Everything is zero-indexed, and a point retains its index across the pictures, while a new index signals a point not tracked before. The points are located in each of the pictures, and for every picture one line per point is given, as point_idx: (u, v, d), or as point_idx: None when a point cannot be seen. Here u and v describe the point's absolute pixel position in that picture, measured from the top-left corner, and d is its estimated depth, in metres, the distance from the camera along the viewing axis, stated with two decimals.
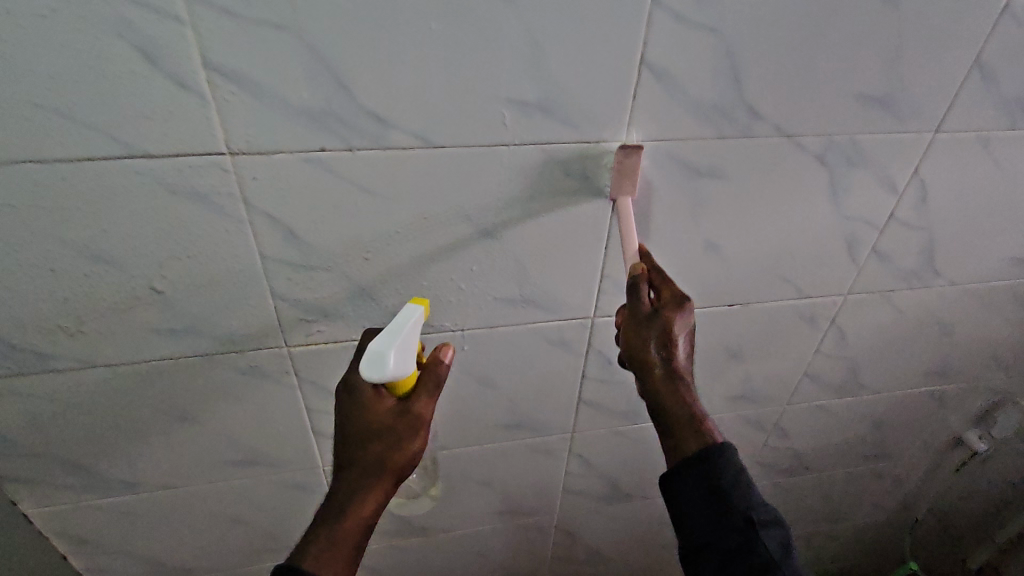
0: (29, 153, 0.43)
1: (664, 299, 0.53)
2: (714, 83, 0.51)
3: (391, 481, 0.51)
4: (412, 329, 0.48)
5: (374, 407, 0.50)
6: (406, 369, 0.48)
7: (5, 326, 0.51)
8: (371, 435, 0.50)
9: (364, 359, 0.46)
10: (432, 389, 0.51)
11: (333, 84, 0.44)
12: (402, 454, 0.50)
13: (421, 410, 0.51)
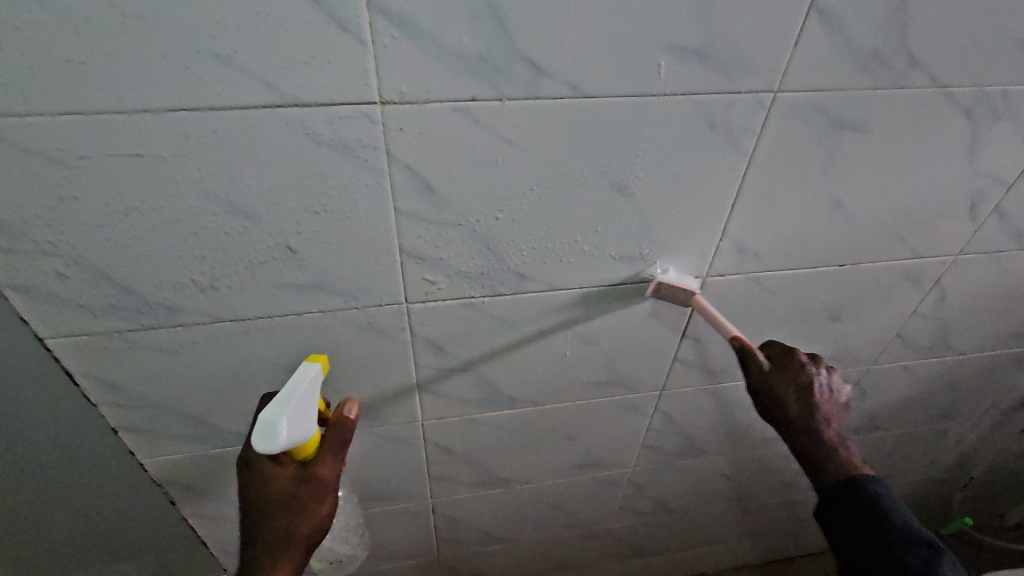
0: (184, 101, 0.41)
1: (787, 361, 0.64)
2: (880, 28, 0.47)
3: (298, 549, 0.55)
4: (301, 395, 0.51)
5: (276, 476, 0.54)
6: (296, 434, 0.49)
7: (141, 281, 0.51)
8: (284, 503, 0.54)
9: (256, 429, 0.47)
10: (332, 453, 0.55)
11: (494, 28, 0.42)
12: (303, 521, 0.55)
13: (324, 474, 0.54)
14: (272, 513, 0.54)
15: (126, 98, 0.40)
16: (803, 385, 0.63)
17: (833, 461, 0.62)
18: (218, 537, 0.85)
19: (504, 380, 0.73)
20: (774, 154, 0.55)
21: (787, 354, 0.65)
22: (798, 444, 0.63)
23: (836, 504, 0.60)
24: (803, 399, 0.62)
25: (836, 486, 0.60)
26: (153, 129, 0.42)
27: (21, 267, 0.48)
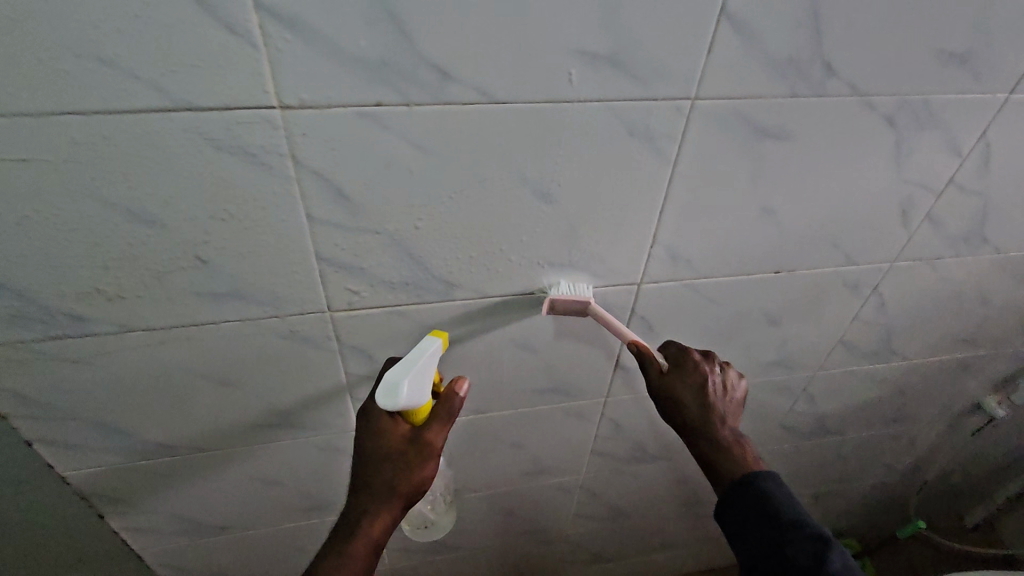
0: (66, 104, 0.39)
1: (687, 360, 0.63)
2: (794, 36, 0.47)
3: (399, 504, 0.54)
4: (426, 361, 0.51)
5: (387, 434, 0.54)
6: (418, 395, 0.50)
7: (41, 289, 0.49)
8: (383, 458, 0.53)
9: (380, 391, 0.48)
10: (444, 418, 0.53)
11: (393, 32, 0.41)
12: (410, 479, 0.53)
13: (431, 438, 0.53)
14: (378, 466, 0.53)
15: (2, 102, 0.39)
16: (700, 389, 0.61)
17: (729, 460, 0.58)
18: (155, 551, 0.83)
19: None
20: (698, 161, 0.54)
21: (683, 353, 0.65)
22: (699, 450, 0.60)
23: (732, 510, 0.57)
24: (700, 401, 0.60)
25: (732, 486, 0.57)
26: (35, 133, 0.40)
27: None
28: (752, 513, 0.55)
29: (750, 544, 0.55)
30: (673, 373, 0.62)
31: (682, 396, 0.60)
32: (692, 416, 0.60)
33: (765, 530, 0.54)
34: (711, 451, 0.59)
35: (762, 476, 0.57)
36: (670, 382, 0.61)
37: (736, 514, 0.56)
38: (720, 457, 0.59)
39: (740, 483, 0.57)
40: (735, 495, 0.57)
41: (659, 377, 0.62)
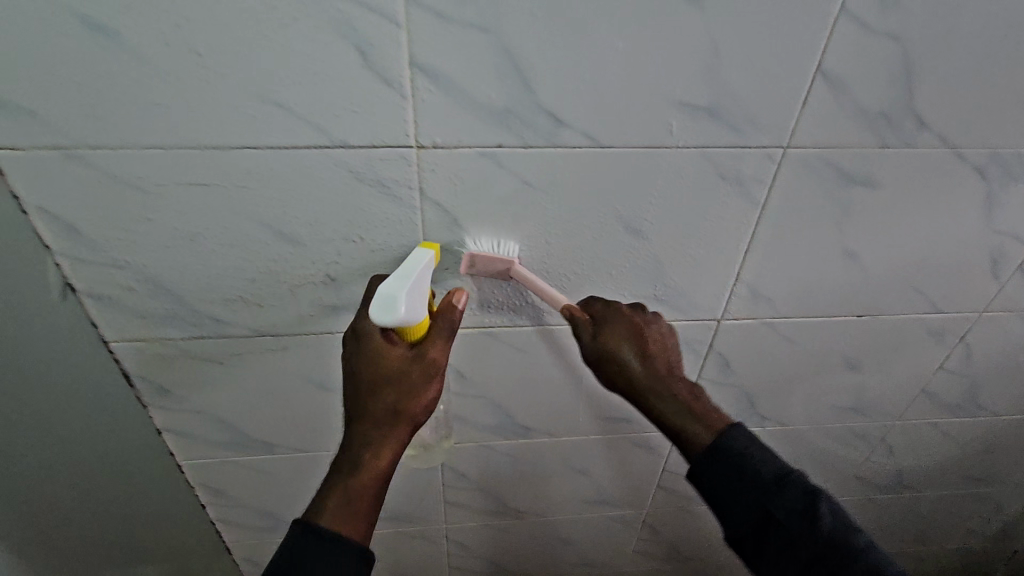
0: (247, 141, 0.47)
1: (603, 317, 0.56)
2: (887, 92, 0.50)
3: (404, 430, 0.49)
4: (418, 277, 0.47)
5: (381, 356, 0.49)
6: (416, 311, 0.46)
7: (197, 294, 0.57)
8: (383, 380, 0.48)
9: (374, 305, 0.44)
10: (447, 333, 0.50)
11: (520, 85, 0.47)
12: (417, 403, 0.49)
13: (435, 358, 0.49)
14: (379, 389, 0.48)
15: (201, 140, 0.47)
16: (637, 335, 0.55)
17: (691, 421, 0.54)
18: (241, 544, 0.89)
19: (520, 409, 0.75)
20: (785, 205, 0.57)
21: (605, 308, 0.57)
22: (654, 412, 0.54)
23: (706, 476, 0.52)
24: (641, 352, 0.55)
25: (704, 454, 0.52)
26: (219, 163, 0.48)
27: (99, 278, 0.55)
28: (754, 492, 0.50)
29: (730, 519, 0.51)
30: (607, 338, 0.55)
31: (619, 355, 0.54)
32: (644, 380, 0.54)
33: (754, 508, 0.50)
34: (678, 418, 0.54)
35: (760, 448, 0.52)
36: (610, 343, 0.55)
37: (715, 481, 0.51)
38: (689, 422, 0.54)
39: (728, 447, 0.52)
40: (716, 458, 0.51)
41: (591, 344, 0.55)
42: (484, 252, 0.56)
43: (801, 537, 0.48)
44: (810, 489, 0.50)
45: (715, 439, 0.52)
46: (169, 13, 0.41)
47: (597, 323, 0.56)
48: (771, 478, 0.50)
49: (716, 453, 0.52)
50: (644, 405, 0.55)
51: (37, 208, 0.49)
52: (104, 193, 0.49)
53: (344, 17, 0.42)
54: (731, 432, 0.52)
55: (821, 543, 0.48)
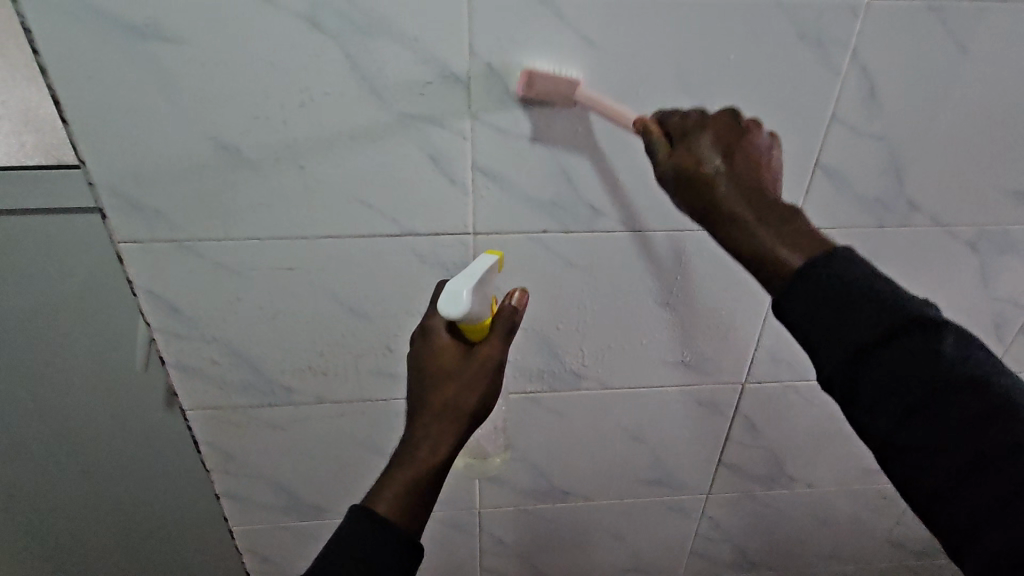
0: (332, 231, 0.55)
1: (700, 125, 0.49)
2: (879, 180, 0.58)
3: (462, 424, 0.46)
4: (485, 275, 0.47)
5: (442, 351, 0.47)
6: (481, 310, 0.46)
7: (272, 363, 0.64)
8: (443, 375, 0.46)
9: (442, 298, 0.44)
10: (507, 335, 0.48)
11: (564, 181, 0.55)
12: (475, 396, 0.46)
13: (494, 357, 0.47)
14: (439, 383, 0.46)
15: (294, 232, 0.55)
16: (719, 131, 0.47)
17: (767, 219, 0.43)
18: None
19: (557, 472, 0.79)
20: None
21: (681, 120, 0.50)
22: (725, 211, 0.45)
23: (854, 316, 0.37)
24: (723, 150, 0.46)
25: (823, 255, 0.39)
26: (306, 251, 0.56)
27: (189, 350, 0.62)
28: (854, 304, 0.37)
29: (849, 329, 0.37)
30: (687, 143, 0.48)
31: (708, 167, 0.46)
32: (727, 172, 0.45)
33: (853, 336, 0.37)
34: (752, 233, 0.43)
35: (857, 262, 0.39)
36: (695, 148, 0.47)
37: (807, 309, 0.39)
38: (772, 242, 0.42)
39: (828, 263, 0.39)
40: (799, 288, 0.39)
41: (666, 158, 0.48)
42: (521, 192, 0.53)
43: (921, 373, 0.36)
44: (917, 316, 0.36)
45: (824, 254, 0.39)
46: (283, 133, 0.50)
47: (674, 139, 0.49)
48: (880, 310, 0.37)
49: (800, 283, 0.39)
50: (720, 200, 0.45)
51: (148, 290, 0.57)
52: (206, 277, 0.57)
53: (420, 132, 0.51)
54: (824, 259, 0.39)
55: (951, 380, 0.35)
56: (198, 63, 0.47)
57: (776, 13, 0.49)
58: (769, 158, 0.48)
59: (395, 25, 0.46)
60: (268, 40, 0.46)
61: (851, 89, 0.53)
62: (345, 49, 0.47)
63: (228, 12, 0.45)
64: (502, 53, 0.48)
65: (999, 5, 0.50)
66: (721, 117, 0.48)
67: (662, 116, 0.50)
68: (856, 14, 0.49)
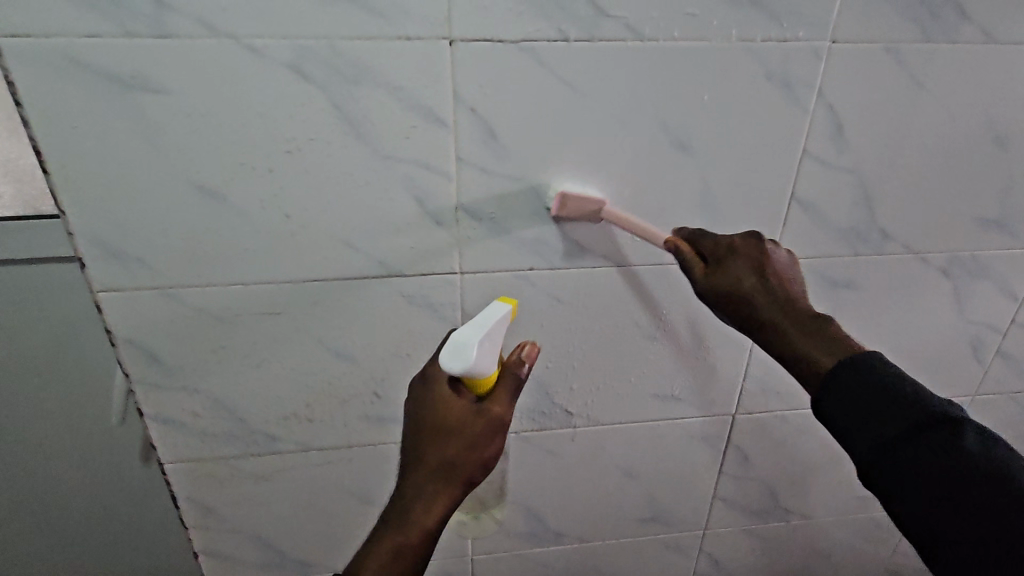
0: (318, 274, 0.55)
1: (728, 243, 0.52)
2: (852, 212, 0.60)
3: (459, 485, 0.45)
4: (497, 327, 0.46)
5: (446, 406, 0.46)
6: (488, 364, 0.45)
7: (256, 411, 0.62)
8: (443, 432, 0.46)
9: (446, 349, 0.44)
10: (513, 394, 0.47)
11: (549, 220, 0.56)
12: (475, 457, 0.45)
13: (499, 413, 0.46)
14: (439, 441, 0.46)
15: (280, 277, 0.55)
16: (753, 262, 0.51)
17: (811, 341, 0.47)
18: None
19: (550, 513, 0.77)
20: None
21: (695, 234, 0.54)
22: (756, 321, 0.50)
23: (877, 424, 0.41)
24: (760, 276, 0.50)
25: (841, 364, 0.44)
26: (292, 295, 0.56)
27: (169, 401, 0.60)
28: (885, 413, 0.41)
29: (873, 430, 0.42)
30: (722, 268, 0.51)
31: (742, 286, 0.50)
32: (755, 292, 0.50)
33: (885, 433, 0.41)
34: (786, 339, 0.48)
35: (902, 375, 0.43)
36: (728, 272, 0.51)
37: (843, 413, 0.43)
38: (820, 353, 0.46)
39: (857, 374, 0.43)
40: (831, 388, 0.44)
41: (704, 282, 0.52)
42: (573, 194, 0.54)
43: (941, 464, 0.39)
44: (948, 417, 0.40)
45: (840, 363, 0.45)
46: (269, 181, 0.50)
47: (710, 261, 0.52)
48: (907, 415, 0.41)
49: (832, 391, 0.44)
50: (756, 316, 0.49)
51: (127, 340, 0.56)
52: (188, 325, 0.56)
53: (406, 175, 0.52)
54: (858, 357, 0.44)
55: (968, 470, 0.39)
56: (183, 114, 0.47)
57: (745, 56, 0.51)
58: (792, 273, 0.52)
59: (380, 74, 0.48)
60: (254, 90, 0.47)
61: (820, 125, 0.55)
62: (331, 96, 0.48)
63: (214, 64, 0.46)
64: (484, 99, 0.50)
65: (951, 45, 0.53)
66: (751, 244, 0.52)
67: (693, 235, 0.54)
68: (819, 56, 0.52)
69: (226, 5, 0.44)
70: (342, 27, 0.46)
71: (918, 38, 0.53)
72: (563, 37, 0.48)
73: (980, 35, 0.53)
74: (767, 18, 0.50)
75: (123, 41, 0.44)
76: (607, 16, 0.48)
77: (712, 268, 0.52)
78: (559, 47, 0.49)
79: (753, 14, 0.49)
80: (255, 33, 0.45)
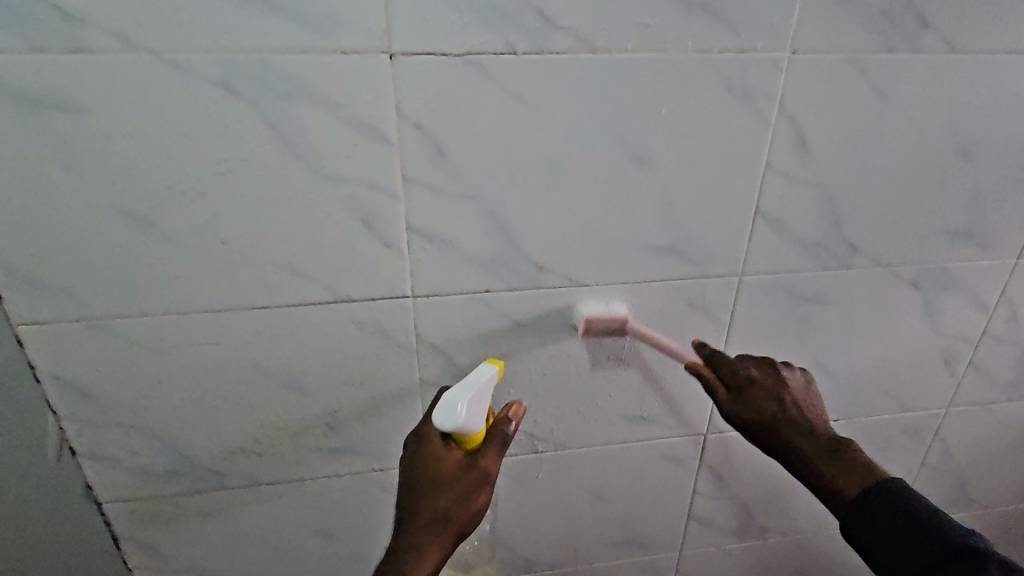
0: (260, 300, 0.52)
1: (752, 374, 0.53)
2: (818, 225, 0.58)
3: (451, 538, 0.44)
4: (485, 388, 0.47)
5: (437, 459, 0.46)
6: (478, 422, 0.46)
7: (199, 445, 0.58)
8: (435, 485, 0.45)
9: (437, 409, 0.45)
10: (502, 448, 0.46)
11: (505, 240, 0.53)
12: (466, 511, 0.44)
13: (488, 466, 0.45)
14: (431, 495, 0.45)
15: (218, 305, 0.51)
16: (775, 395, 0.52)
17: (841, 472, 0.49)
18: None
19: (520, 540, 0.74)
20: (751, 324, 0.63)
21: (711, 356, 0.55)
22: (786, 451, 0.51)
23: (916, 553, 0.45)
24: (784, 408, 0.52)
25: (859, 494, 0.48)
26: (232, 324, 0.52)
27: (105, 439, 0.56)
28: (915, 537, 0.45)
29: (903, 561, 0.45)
30: (746, 397, 0.52)
31: (765, 411, 0.52)
32: (785, 418, 0.51)
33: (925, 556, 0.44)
34: (819, 464, 0.50)
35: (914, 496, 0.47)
36: (752, 401, 0.52)
37: (876, 537, 0.47)
38: (842, 476, 0.49)
39: (881, 498, 0.47)
40: (863, 509, 0.47)
41: (729, 408, 0.53)
42: (596, 313, 0.57)
43: None
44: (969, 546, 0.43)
45: (863, 493, 0.48)
46: (202, 206, 0.47)
47: (733, 390, 0.53)
48: (934, 542, 0.44)
49: (858, 513, 0.48)
50: (786, 442, 0.51)
51: (53, 376, 0.52)
52: (120, 358, 0.52)
53: (350, 195, 0.49)
54: (887, 483, 0.48)
55: None
56: (102, 135, 0.44)
57: (702, 68, 0.49)
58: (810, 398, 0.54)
59: (316, 89, 0.45)
60: (178, 107, 0.44)
61: (782, 138, 0.53)
62: (264, 115, 0.45)
63: (132, 80, 0.42)
64: (431, 116, 0.47)
65: (913, 55, 0.52)
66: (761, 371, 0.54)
67: (712, 355, 0.55)
68: (779, 68, 0.50)
69: (142, 19, 0.41)
70: (273, 41, 0.43)
71: (879, 48, 0.51)
72: (511, 50, 0.46)
73: (942, 44, 0.52)
74: (724, 28, 0.48)
75: (31, 58, 0.41)
76: (557, 28, 0.46)
77: (735, 393, 0.53)
78: (508, 60, 0.46)
79: (709, 25, 0.47)
80: (176, 47, 0.42)
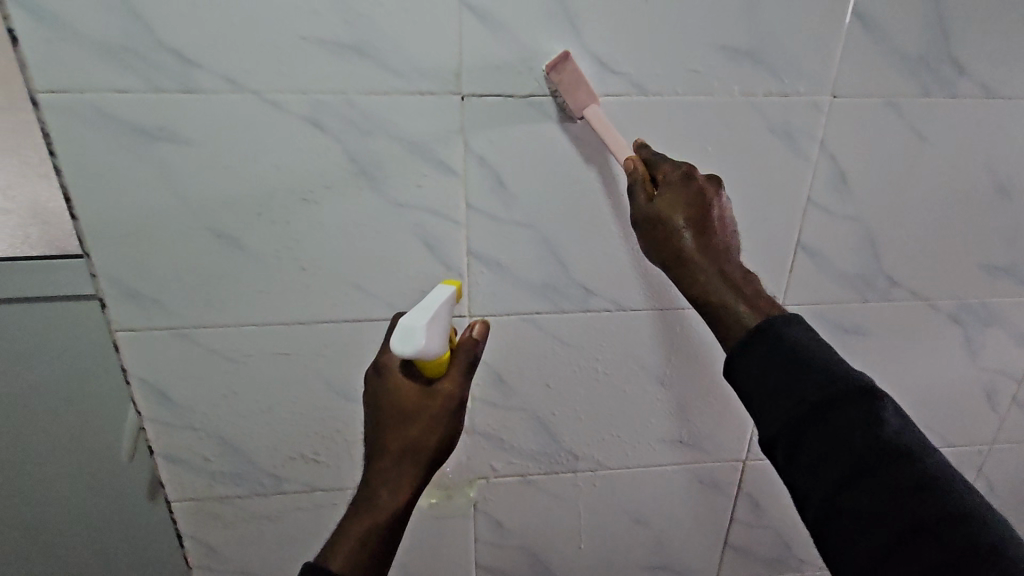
0: (329, 315, 0.56)
1: (665, 188, 0.49)
2: (858, 258, 0.60)
3: (422, 467, 0.46)
4: (445, 307, 0.44)
5: (399, 386, 0.46)
6: (440, 345, 0.43)
7: (262, 451, 0.62)
8: (402, 414, 0.46)
9: (395, 334, 0.42)
10: (467, 370, 0.47)
11: (557, 264, 0.57)
12: (434, 438, 0.46)
13: (452, 390, 0.46)
14: (397, 424, 0.46)
15: (291, 318, 0.56)
16: (698, 208, 0.48)
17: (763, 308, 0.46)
18: None
19: (557, 560, 0.75)
20: None
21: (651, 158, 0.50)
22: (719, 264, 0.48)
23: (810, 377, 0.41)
24: (698, 220, 0.48)
25: (754, 331, 0.44)
26: (303, 337, 0.57)
27: (180, 442, 0.61)
28: (812, 391, 0.41)
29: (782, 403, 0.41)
30: (666, 193, 0.49)
31: (672, 225, 0.48)
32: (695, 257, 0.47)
33: (801, 404, 0.41)
34: (710, 280, 0.47)
35: (809, 342, 0.43)
36: (665, 209, 0.48)
37: (757, 378, 0.43)
38: (726, 294, 0.47)
39: (774, 346, 0.43)
40: (755, 340, 0.44)
41: (645, 204, 0.49)
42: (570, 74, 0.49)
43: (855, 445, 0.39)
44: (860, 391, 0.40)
45: (765, 323, 0.44)
46: (285, 231, 0.52)
47: (657, 185, 0.49)
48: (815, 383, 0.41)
49: (755, 356, 0.43)
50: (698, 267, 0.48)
51: (141, 380, 0.57)
52: (200, 366, 0.57)
53: (417, 222, 0.53)
54: (774, 321, 0.44)
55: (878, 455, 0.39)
56: (205, 166, 0.49)
57: (747, 109, 0.52)
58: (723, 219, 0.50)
59: (393, 126, 0.50)
60: (271, 141, 0.49)
61: (823, 176, 0.56)
62: (346, 149, 0.50)
63: (233, 116, 0.48)
64: (494, 149, 0.51)
65: (951, 99, 0.54)
66: (691, 181, 0.49)
67: (651, 157, 0.50)
68: (820, 110, 0.53)
69: (250, 68, 0.47)
70: (359, 85, 0.48)
71: (917, 93, 0.54)
72: None
73: (979, 89, 0.54)
74: (768, 74, 0.51)
75: (151, 98, 0.47)
76: (614, 72, 0.50)
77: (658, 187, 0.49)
78: (567, 101, 0.51)
79: (754, 71, 0.51)
80: (275, 88, 0.47)
